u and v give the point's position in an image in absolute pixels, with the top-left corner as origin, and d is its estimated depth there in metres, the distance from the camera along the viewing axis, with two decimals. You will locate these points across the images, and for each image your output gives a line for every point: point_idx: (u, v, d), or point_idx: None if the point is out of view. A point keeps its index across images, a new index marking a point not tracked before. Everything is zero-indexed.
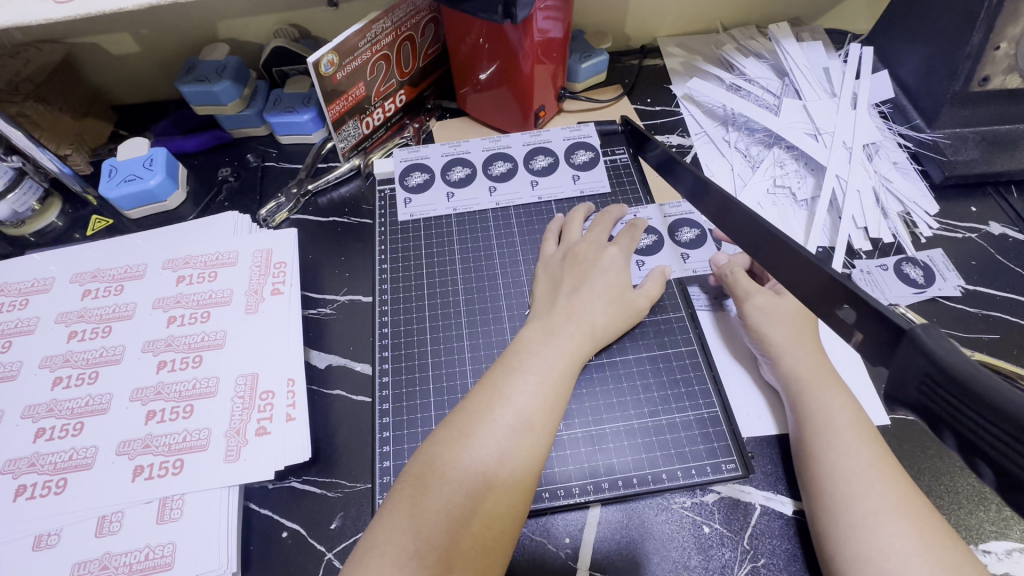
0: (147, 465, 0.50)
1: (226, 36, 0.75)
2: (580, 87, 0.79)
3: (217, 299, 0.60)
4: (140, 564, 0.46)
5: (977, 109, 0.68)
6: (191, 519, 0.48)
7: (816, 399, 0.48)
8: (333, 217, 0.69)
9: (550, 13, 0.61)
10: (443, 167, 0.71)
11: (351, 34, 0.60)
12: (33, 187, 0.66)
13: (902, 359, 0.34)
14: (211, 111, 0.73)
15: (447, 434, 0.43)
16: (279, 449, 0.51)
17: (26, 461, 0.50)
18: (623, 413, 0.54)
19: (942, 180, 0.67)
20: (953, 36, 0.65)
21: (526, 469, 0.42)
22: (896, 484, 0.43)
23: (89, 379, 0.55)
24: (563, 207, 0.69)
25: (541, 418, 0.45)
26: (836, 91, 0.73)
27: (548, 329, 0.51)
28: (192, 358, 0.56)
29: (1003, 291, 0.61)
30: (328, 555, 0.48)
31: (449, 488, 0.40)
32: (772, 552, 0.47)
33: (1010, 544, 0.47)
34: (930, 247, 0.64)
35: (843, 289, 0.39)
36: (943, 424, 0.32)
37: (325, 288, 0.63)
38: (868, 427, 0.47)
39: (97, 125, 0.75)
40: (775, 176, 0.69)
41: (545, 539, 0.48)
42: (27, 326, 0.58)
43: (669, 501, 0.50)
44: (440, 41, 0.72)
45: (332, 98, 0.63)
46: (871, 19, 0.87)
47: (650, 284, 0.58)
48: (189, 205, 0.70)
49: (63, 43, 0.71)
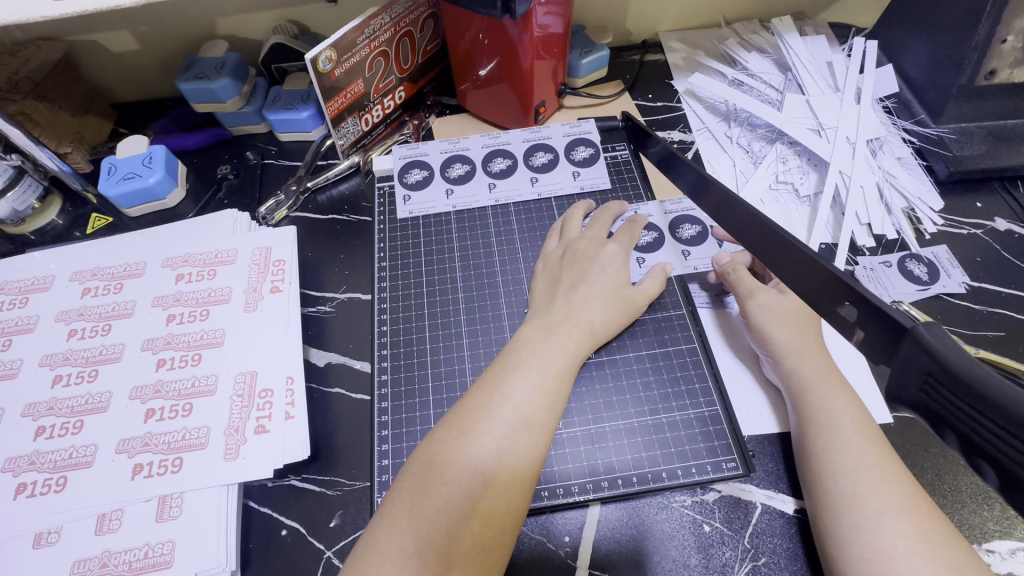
0: (147, 463, 0.50)
1: (225, 33, 0.75)
2: (581, 82, 0.78)
3: (216, 297, 0.60)
4: (140, 562, 0.46)
5: (984, 103, 0.67)
6: (191, 516, 0.48)
7: (817, 398, 0.48)
8: (333, 214, 0.69)
9: (550, 9, 0.61)
10: (442, 164, 0.71)
11: (350, 30, 0.60)
12: (33, 185, 0.66)
13: (904, 357, 0.33)
14: (210, 109, 0.73)
15: (445, 433, 0.43)
16: (278, 447, 0.51)
17: (27, 459, 0.51)
18: (623, 412, 0.53)
19: (947, 175, 0.67)
20: (959, 29, 0.64)
21: (525, 468, 0.42)
22: (899, 483, 0.42)
23: (89, 378, 0.55)
24: (563, 204, 0.68)
25: (540, 416, 0.44)
26: (840, 86, 0.73)
27: (547, 327, 0.51)
28: (192, 356, 0.56)
29: (1009, 288, 0.60)
30: (327, 553, 0.48)
31: (448, 488, 0.40)
32: (773, 551, 0.46)
33: (1014, 544, 0.46)
34: (934, 243, 0.64)
35: (846, 287, 0.38)
36: (946, 423, 0.31)
37: (324, 286, 0.63)
38: (870, 427, 0.46)
39: (97, 123, 0.75)
40: (777, 172, 0.69)
41: (545, 538, 0.48)
42: (27, 324, 0.58)
43: (668, 499, 0.50)
44: (439, 37, 0.72)
45: (330, 94, 0.63)
46: (878, 11, 0.85)
47: (650, 281, 0.57)
48: (189, 203, 0.70)
49: (62, 41, 0.71)
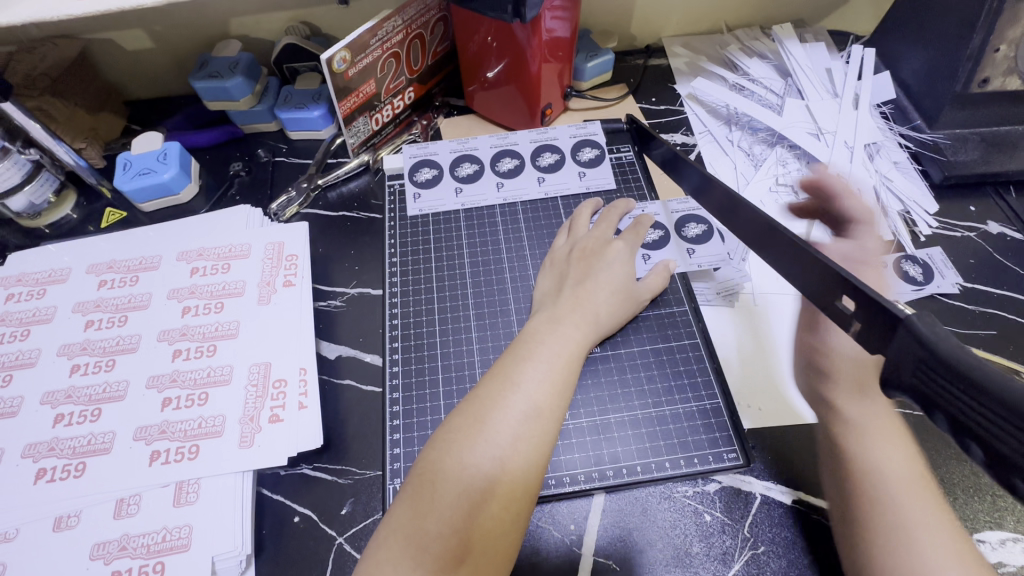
0: (164, 450, 0.51)
1: (238, 33, 0.76)
2: (586, 85, 0.80)
3: (231, 291, 0.61)
4: (158, 545, 0.47)
5: (978, 110, 0.69)
6: (207, 502, 0.49)
7: (880, 443, 0.46)
8: (343, 211, 0.70)
9: (558, 14, 0.63)
10: (451, 163, 0.72)
11: (364, 32, 0.62)
12: (49, 179, 0.68)
13: (898, 345, 0.35)
14: (223, 107, 0.74)
15: (461, 421, 0.44)
16: (292, 436, 0.52)
17: (46, 445, 0.52)
18: (627, 404, 0.55)
19: (941, 179, 0.69)
20: (955, 38, 0.66)
21: (539, 454, 0.44)
22: (957, 544, 0.41)
23: (106, 367, 0.56)
24: (569, 203, 0.69)
25: (549, 403, 0.46)
26: (838, 92, 0.75)
27: (554, 318, 0.53)
28: (207, 347, 0.57)
29: (1001, 289, 0.62)
30: (339, 539, 0.49)
31: (466, 471, 0.41)
32: (772, 540, 0.48)
33: (1003, 534, 0.48)
34: (929, 245, 0.65)
35: (843, 282, 0.40)
36: (936, 407, 0.33)
37: (335, 281, 0.65)
38: (931, 485, 0.44)
39: (111, 120, 0.76)
40: (777, 175, 0.71)
41: (551, 526, 0.50)
42: (45, 315, 0.60)
43: (671, 490, 0.51)
44: (448, 39, 0.74)
45: (343, 95, 0.65)
46: (876, 19, 0.87)
47: (653, 278, 0.59)
48: (201, 199, 0.71)
49: (79, 39, 0.72)
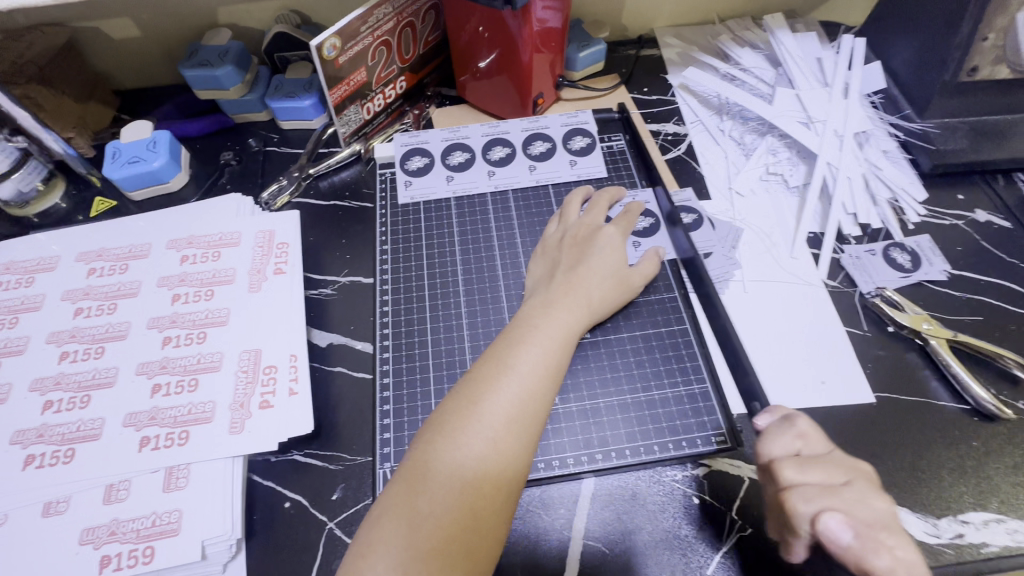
0: (154, 436, 0.51)
1: (227, 22, 0.76)
2: (579, 75, 0.80)
3: (221, 278, 0.61)
4: (147, 530, 0.47)
5: (966, 99, 0.69)
6: (197, 487, 0.49)
7: None
8: (334, 200, 0.70)
9: (549, 4, 0.63)
10: (443, 152, 0.72)
11: (354, 19, 0.61)
12: (37, 168, 0.67)
13: None
14: (213, 96, 0.74)
15: (455, 403, 0.44)
16: (283, 421, 0.52)
17: (35, 432, 0.52)
18: (616, 389, 0.55)
19: (930, 168, 0.69)
20: (943, 27, 0.66)
21: (531, 433, 0.44)
22: None
23: (95, 354, 0.56)
24: (560, 191, 0.70)
25: (541, 384, 0.46)
26: (829, 81, 0.75)
27: (546, 303, 0.53)
28: (197, 334, 0.57)
29: (988, 275, 0.62)
30: (329, 524, 0.49)
31: (458, 451, 0.41)
32: (760, 522, 0.48)
33: (987, 515, 0.48)
34: (917, 233, 0.66)
35: None
36: None
37: (326, 269, 0.65)
38: None
39: (99, 109, 0.76)
40: (767, 164, 0.71)
41: (541, 509, 0.50)
42: (33, 302, 0.59)
43: (660, 474, 0.52)
44: (440, 28, 0.74)
45: (333, 83, 0.64)
46: (867, 11, 0.88)
47: (645, 263, 0.60)
48: (191, 188, 0.71)
49: (66, 27, 0.72)
